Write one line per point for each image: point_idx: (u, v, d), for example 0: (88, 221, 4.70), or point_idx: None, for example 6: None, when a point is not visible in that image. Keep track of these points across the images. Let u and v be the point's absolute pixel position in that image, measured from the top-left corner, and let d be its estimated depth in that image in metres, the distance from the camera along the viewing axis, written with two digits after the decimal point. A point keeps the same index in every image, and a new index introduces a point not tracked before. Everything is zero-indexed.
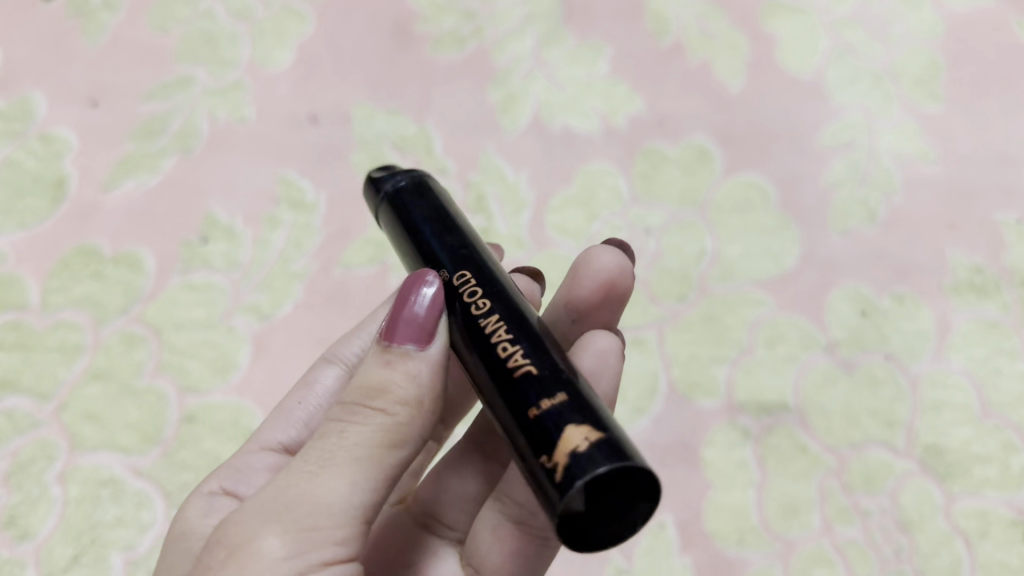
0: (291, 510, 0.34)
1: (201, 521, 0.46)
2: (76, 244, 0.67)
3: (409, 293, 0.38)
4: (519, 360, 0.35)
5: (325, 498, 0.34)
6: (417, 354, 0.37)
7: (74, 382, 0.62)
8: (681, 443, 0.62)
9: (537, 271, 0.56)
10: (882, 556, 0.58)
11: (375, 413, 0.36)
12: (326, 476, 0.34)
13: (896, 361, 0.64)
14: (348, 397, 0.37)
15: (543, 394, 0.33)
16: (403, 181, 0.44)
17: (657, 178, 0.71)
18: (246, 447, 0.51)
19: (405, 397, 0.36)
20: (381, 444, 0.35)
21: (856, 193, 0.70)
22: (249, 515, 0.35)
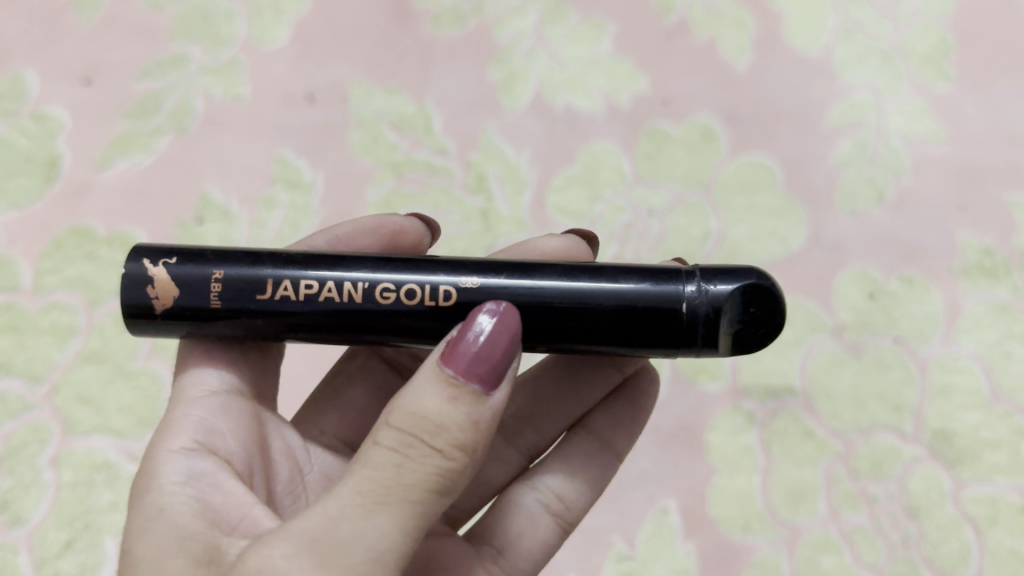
0: (346, 556, 0.31)
1: (178, 488, 0.38)
2: (70, 224, 0.66)
3: (471, 327, 0.35)
4: (267, 287, 0.39)
5: (378, 545, 0.31)
6: (482, 400, 0.33)
7: (66, 365, 0.61)
8: (685, 427, 0.61)
9: (592, 237, 0.55)
10: (890, 542, 0.58)
11: (430, 455, 0.32)
12: (382, 518, 0.31)
13: (904, 345, 0.63)
14: (399, 423, 0.32)
15: (202, 276, 0.39)
16: (698, 326, 0.37)
17: (661, 158, 0.69)
18: (178, 402, 0.43)
19: (460, 440, 0.32)
20: (434, 488, 0.32)
21: (865, 172, 0.69)
22: (295, 548, 0.31)
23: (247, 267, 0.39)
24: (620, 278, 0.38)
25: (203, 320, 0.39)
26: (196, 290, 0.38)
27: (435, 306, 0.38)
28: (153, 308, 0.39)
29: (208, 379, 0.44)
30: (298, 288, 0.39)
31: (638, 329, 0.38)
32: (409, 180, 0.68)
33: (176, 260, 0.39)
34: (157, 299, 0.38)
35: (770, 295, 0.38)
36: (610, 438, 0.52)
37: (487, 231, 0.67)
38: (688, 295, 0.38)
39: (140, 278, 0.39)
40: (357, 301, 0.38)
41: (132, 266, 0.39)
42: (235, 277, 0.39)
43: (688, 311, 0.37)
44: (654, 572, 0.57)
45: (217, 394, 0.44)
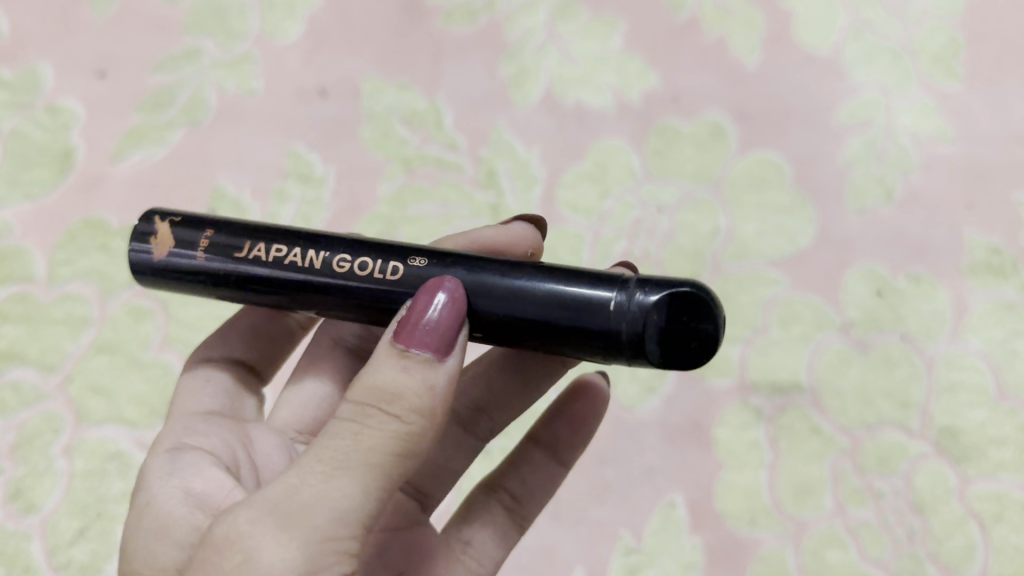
0: (310, 517, 0.31)
1: (164, 482, 0.39)
2: (84, 216, 0.67)
3: (423, 302, 0.35)
4: (244, 246, 0.39)
5: (340, 506, 0.32)
6: (434, 365, 0.34)
7: (80, 355, 0.62)
8: (692, 422, 0.61)
9: (536, 219, 0.54)
10: (895, 538, 0.58)
11: (388, 419, 0.33)
12: (345, 480, 0.32)
13: (911, 342, 0.63)
14: (358, 396, 0.33)
15: (193, 233, 0.40)
16: (623, 325, 0.34)
17: (670, 155, 0.70)
18: (170, 419, 0.46)
19: (419, 405, 0.33)
20: (395, 452, 0.33)
21: (873, 170, 0.69)
22: (258, 514, 0.32)
23: (236, 230, 0.40)
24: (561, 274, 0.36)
25: (187, 269, 0.40)
26: (187, 242, 0.40)
27: (382, 282, 0.37)
28: (150, 253, 0.40)
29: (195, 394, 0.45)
30: (269, 251, 0.39)
31: (566, 324, 0.35)
32: (420, 175, 0.69)
33: (180, 218, 0.41)
34: (156, 244, 0.40)
35: (706, 309, 0.34)
36: (562, 449, 0.54)
37: (496, 225, 0.67)
38: (617, 300, 0.35)
39: (144, 229, 0.41)
40: (316, 269, 0.38)
41: (141, 220, 0.41)
42: (220, 237, 0.40)
43: (616, 311, 0.34)
44: (661, 565, 0.57)
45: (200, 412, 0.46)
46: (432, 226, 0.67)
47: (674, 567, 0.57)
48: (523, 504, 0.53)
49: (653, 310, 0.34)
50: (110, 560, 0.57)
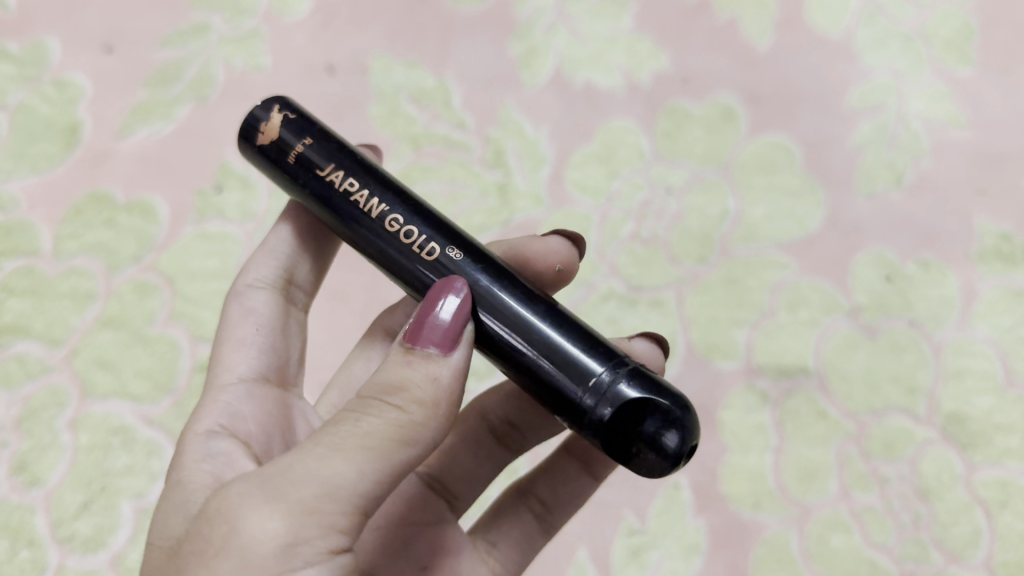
0: (295, 490, 0.31)
1: (197, 465, 0.39)
2: (90, 191, 0.67)
3: (436, 300, 0.36)
4: (327, 167, 0.41)
5: (331, 483, 0.31)
6: (439, 360, 0.34)
7: (86, 329, 0.62)
8: (698, 405, 0.61)
9: (577, 236, 0.53)
10: (900, 523, 0.58)
11: (389, 409, 0.32)
12: (337, 458, 0.31)
13: (919, 328, 0.63)
14: (364, 391, 0.34)
15: (295, 136, 0.41)
16: (592, 404, 0.35)
17: (680, 136, 0.69)
18: (210, 386, 0.45)
19: (421, 398, 0.33)
20: (393, 439, 0.32)
21: (883, 155, 0.68)
22: (251, 487, 0.31)
23: (330, 150, 0.41)
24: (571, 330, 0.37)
25: (277, 170, 0.41)
26: (285, 145, 0.41)
27: (417, 256, 0.39)
28: (255, 137, 0.41)
29: (239, 365, 0.46)
30: (344, 181, 0.40)
31: (548, 379, 0.36)
32: (427, 153, 0.68)
33: (293, 116, 0.42)
34: (262, 131, 0.41)
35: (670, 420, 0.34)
36: (591, 459, 0.52)
37: (503, 205, 0.67)
38: (599, 377, 0.35)
39: (259, 114, 0.42)
40: (370, 218, 0.40)
41: (262, 103, 0.42)
42: (314, 150, 0.41)
43: (592, 388, 0.35)
44: (664, 546, 0.57)
45: (242, 379, 0.45)
46: (439, 204, 0.66)
47: (677, 549, 0.57)
48: (550, 513, 0.52)
49: (620, 402, 0.35)
50: (113, 534, 0.56)
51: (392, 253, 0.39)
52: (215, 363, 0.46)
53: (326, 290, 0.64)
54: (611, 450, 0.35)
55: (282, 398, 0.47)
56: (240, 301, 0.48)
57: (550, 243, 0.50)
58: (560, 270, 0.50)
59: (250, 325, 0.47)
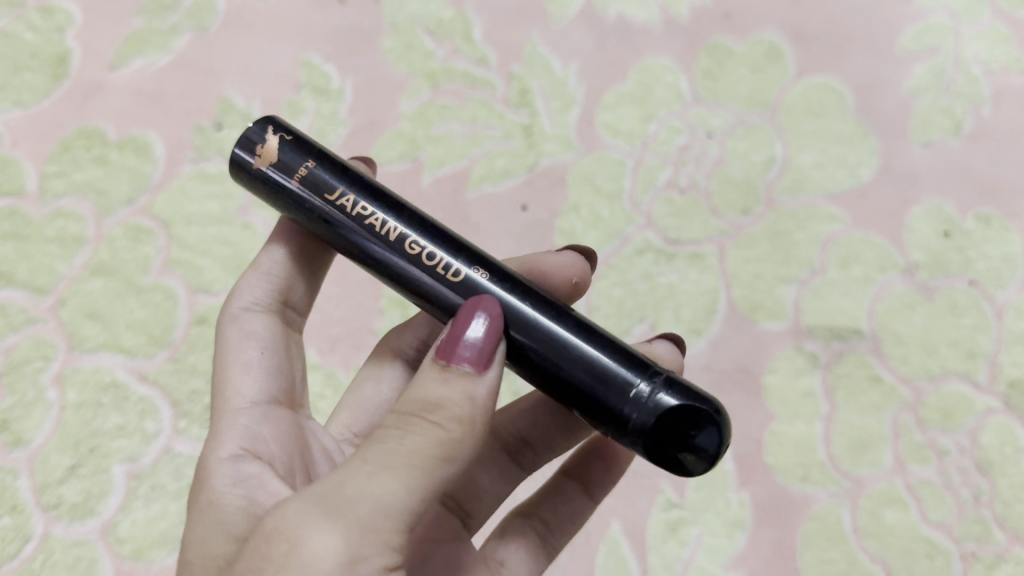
0: (351, 506, 0.27)
1: (227, 490, 0.34)
2: (79, 126, 0.61)
3: (465, 320, 0.31)
4: (335, 189, 0.34)
5: (387, 501, 0.27)
6: (476, 377, 0.29)
7: (73, 277, 0.57)
8: (741, 368, 0.56)
9: (588, 253, 0.48)
10: (960, 499, 0.53)
11: (429, 426, 0.28)
12: (388, 476, 0.27)
13: (979, 288, 0.58)
14: (400, 407, 0.29)
15: (296, 156, 0.35)
16: (632, 421, 0.30)
17: (722, 76, 0.64)
18: (219, 414, 0.37)
19: (461, 413, 0.28)
20: (441, 458, 0.28)
21: (940, 101, 0.63)
22: (304, 505, 0.27)
23: (336, 169, 0.35)
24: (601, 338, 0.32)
25: (277, 199, 0.35)
26: (285, 167, 0.35)
27: (442, 281, 0.33)
28: (247, 163, 0.35)
29: (248, 387, 0.38)
30: (356, 204, 0.34)
31: (580, 390, 0.31)
32: (446, 91, 0.62)
33: (288, 136, 0.35)
34: (258, 154, 0.35)
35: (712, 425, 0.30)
36: (592, 481, 0.47)
37: (529, 148, 0.61)
38: (637, 387, 0.31)
39: (251, 134, 0.35)
40: (389, 241, 0.34)
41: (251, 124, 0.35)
42: (319, 171, 0.35)
43: (632, 398, 0.30)
44: (704, 522, 0.52)
45: (257, 402, 0.38)
46: (459, 147, 0.61)
47: (719, 524, 0.52)
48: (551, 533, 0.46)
49: (662, 410, 0.30)
50: (103, 501, 0.51)
51: (414, 280, 0.34)
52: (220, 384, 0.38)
53: None
54: (652, 459, 0.31)
55: (298, 420, 0.40)
56: (237, 324, 0.40)
57: (564, 258, 0.45)
58: (578, 284, 0.45)
59: (252, 348, 0.39)
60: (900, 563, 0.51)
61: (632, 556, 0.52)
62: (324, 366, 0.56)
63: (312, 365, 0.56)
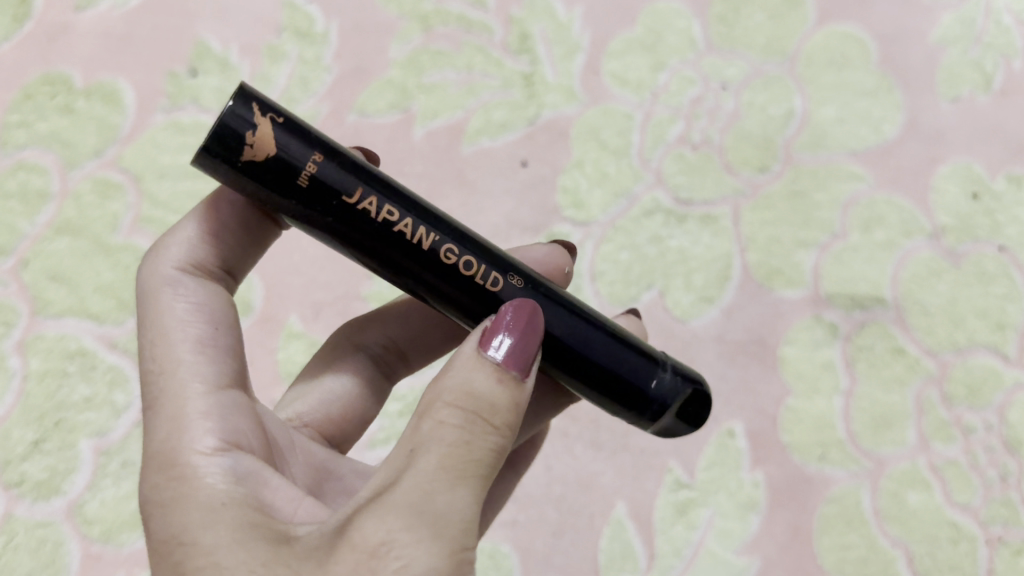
0: (450, 521, 0.25)
1: (228, 487, 0.28)
2: (42, 71, 0.56)
3: (503, 322, 0.29)
4: (354, 191, 0.28)
5: (468, 514, 0.26)
6: (522, 381, 0.28)
7: (38, 236, 0.53)
8: (755, 339, 0.52)
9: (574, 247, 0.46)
10: (986, 481, 0.49)
11: (492, 431, 0.27)
12: (466, 488, 0.26)
13: (1010, 254, 0.54)
14: (451, 408, 0.27)
15: (303, 146, 0.28)
16: (654, 411, 0.32)
17: (738, 23, 0.59)
18: (175, 404, 0.29)
19: (512, 417, 0.28)
20: (494, 463, 0.27)
21: (970, 52, 0.58)
22: (397, 524, 0.25)
23: (344, 161, 0.28)
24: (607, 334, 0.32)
25: (275, 197, 0.28)
26: (289, 160, 0.28)
27: (483, 292, 0.30)
28: (238, 159, 0.27)
29: (209, 369, 0.31)
30: (380, 209, 0.29)
31: (603, 385, 0.32)
32: (439, 35, 0.58)
33: (281, 118, 0.28)
34: (252, 144, 0.27)
35: (705, 402, 0.34)
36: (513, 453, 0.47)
37: (529, 98, 0.57)
38: (658, 381, 0.32)
39: (231, 117, 0.27)
40: (421, 251, 0.29)
41: (230, 98, 0.27)
42: (332, 168, 0.28)
43: (656, 393, 0.32)
44: (715, 504, 0.49)
45: (222, 388, 0.31)
46: (454, 97, 0.57)
47: (731, 506, 0.49)
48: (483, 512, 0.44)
49: (680, 398, 0.32)
50: (69, 479, 0.48)
51: (445, 287, 0.30)
52: (173, 365, 0.30)
53: None
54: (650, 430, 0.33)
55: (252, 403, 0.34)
56: (177, 297, 0.32)
57: (554, 249, 0.43)
58: (568, 273, 0.43)
59: (197, 330, 0.31)
60: (923, 548, 0.48)
61: (638, 541, 0.49)
62: (307, 334, 0.52)
63: (294, 332, 0.52)
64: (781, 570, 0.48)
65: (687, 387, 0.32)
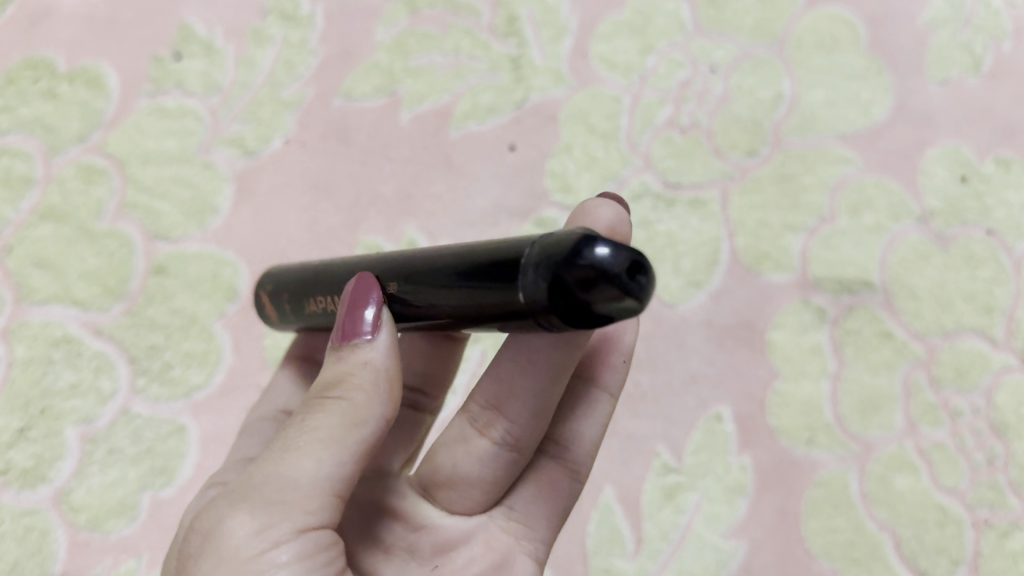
0: (263, 485, 0.28)
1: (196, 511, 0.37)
2: (23, 55, 0.56)
3: (345, 301, 0.30)
4: (307, 302, 0.34)
5: (294, 478, 0.28)
6: (363, 347, 0.29)
7: (22, 222, 0.52)
8: (743, 323, 0.52)
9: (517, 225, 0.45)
10: (973, 464, 0.49)
11: (330, 400, 0.29)
12: (294, 455, 0.28)
13: (997, 238, 0.54)
14: (310, 392, 0.30)
15: (277, 295, 0.36)
16: (556, 323, 0.25)
17: (726, 5, 0.59)
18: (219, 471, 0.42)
19: (360, 381, 0.29)
20: (340, 427, 0.28)
21: (959, 34, 0.58)
22: (225, 496, 0.29)
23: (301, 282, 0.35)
24: (478, 259, 0.27)
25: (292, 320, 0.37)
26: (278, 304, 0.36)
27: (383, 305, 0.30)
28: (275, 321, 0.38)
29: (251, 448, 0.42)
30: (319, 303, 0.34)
31: (496, 309, 0.26)
32: (426, 18, 0.57)
33: (268, 286, 0.37)
34: (264, 310, 0.38)
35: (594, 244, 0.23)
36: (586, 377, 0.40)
37: (516, 81, 0.56)
38: (526, 267, 0.25)
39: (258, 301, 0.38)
40: None
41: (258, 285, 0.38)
42: (292, 298, 0.35)
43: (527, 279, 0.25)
44: (703, 488, 0.49)
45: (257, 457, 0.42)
46: (441, 80, 0.56)
47: (719, 491, 0.49)
48: (567, 449, 0.40)
49: (546, 265, 0.24)
50: (56, 467, 0.48)
51: None
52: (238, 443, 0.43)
53: (307, 180, 0.54)
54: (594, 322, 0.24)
55: None
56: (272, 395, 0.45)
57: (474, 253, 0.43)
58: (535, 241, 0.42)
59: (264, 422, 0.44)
60: (910, 531, 0.48)
61: (626, 525, 0.49)
62: None
63: None
64: (768, 554, 0.48)
65: (553, 249, 0.24)
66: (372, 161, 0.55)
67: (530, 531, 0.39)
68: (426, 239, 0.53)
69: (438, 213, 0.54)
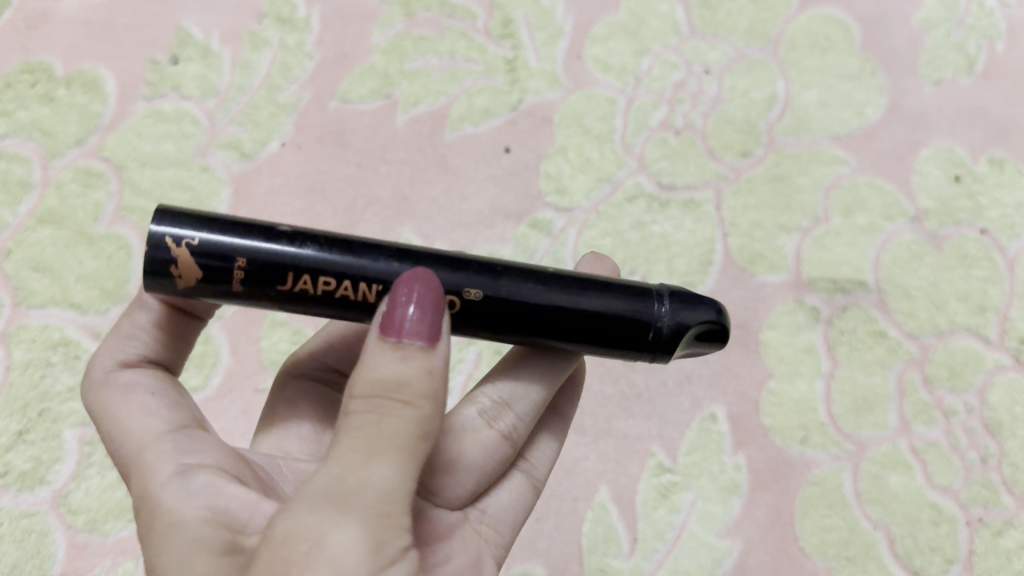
0: (363, 495, 0.26)
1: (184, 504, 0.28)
2: (21, 60, 0.56)
3: (403, 295, 0.29)
4: (285, 278, 0.30)
5: (388, 489, 0.26)
6: (431, 351, 0.28)
7: (19, 226, 0.53)
8: (737, 323, 0.52)
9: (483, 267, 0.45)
10: (966, 463, 0.50)
11: (400, 407, 0.27)
12: (380, 464, 0.26)
13: (991, 238, 0.54)
14: (363, 395, 0.27)
15: (219, 256, 0.30)
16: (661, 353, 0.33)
17: (720, 6, 0.59)
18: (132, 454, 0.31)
19: (427, 389, 0.27)
20: (416, 437, 0.27)
21: (952, 34, 0.58)
22: (308, 512, 0.25)
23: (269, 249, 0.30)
24: (593, 290, 0.32)
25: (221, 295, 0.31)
26: (216, 273, 0.30)
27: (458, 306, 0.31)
28: (174, 284, 0.30)
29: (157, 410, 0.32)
30: (316, 282, 0.30)
31: (605, 337, 0.32)
32: (422, 21, 0.58)
33: (196, 241, 0.30)
34: (176, 274, 0.30)
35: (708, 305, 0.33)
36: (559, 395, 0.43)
37: (512, 84, 0.57)
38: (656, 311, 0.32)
39: (157, 255, 0.30)
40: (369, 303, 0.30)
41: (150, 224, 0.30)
42: (257, 265, 0.30)
43: (655, 318, 0.32)
44: (698, 488, 0.50)
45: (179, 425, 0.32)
46: (436, 83, 0.56)
47: (714, 490, 0.49)
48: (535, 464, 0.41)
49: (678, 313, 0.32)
50: (54, 469, 0.48)
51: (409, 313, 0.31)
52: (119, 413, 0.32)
53: (304, 183, 0.55)
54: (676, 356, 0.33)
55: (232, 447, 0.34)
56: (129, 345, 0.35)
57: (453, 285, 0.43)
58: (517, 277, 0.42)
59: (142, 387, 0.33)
60: (903, 530, 0.49)
61: (621, 525, 0.49)
62: (291, 323, 0.52)
63: (276, 321, 0.52)
64: (762, 552, 0.49)
65: (682, 303, 0.32)
66: (368, 163, 0.55)
67: (500, 537, 0.39)
68: (422, 241, 0.54)
69: (433, 215, 0.54)
